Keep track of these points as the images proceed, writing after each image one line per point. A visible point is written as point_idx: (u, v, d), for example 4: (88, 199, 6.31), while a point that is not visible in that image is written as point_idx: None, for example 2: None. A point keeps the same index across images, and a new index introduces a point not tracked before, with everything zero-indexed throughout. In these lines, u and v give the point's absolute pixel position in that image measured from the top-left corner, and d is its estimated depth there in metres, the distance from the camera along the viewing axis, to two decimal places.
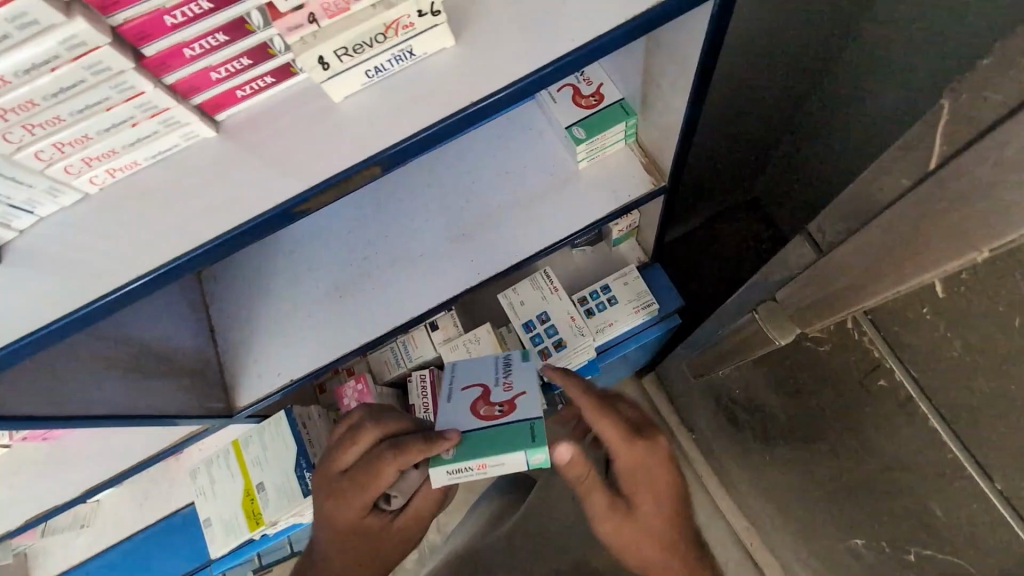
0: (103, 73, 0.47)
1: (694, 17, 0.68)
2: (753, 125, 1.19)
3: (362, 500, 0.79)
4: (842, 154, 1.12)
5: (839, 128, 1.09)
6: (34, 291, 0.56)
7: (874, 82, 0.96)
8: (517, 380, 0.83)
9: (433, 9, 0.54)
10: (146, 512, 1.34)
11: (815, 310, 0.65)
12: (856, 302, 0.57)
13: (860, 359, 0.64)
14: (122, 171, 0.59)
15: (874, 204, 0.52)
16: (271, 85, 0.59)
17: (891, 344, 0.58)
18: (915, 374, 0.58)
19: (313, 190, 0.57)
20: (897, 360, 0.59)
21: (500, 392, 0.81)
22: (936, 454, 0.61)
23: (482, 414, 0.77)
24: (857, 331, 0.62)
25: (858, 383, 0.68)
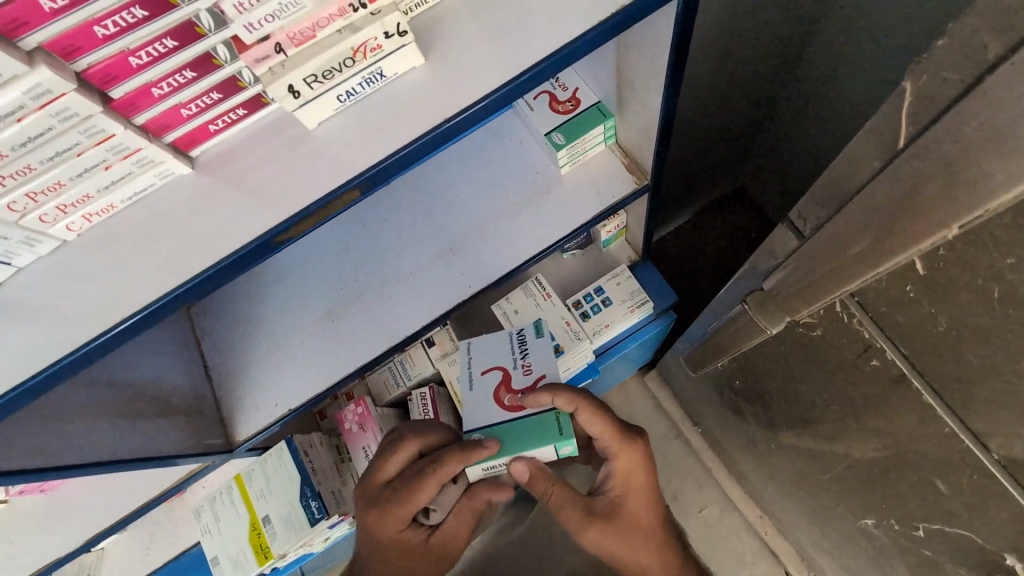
0: (71, 120, 0.47)
1: (660, 18, 0.69)
2: (729, 117, 1.20)
3: (403, 511, 0.83)
4: (817, 140, 1.13)
5: (811, 114, 1.10)
6: (18, 343, 0.56)
7: (841, 68, 0.97)
8: (535, 362, 0.89)
9: (399, 30, 0.54)
10: (154, 555, 1.31)
11: (804, 296, 0.65)
12: (842, 284, 0.58)
13: (852, 342, 0.64)
14: (99, 216, 0.58)
15: (849, 187, 0.52)
16: (243, 117, 0.59)
17: (881, 326, 0.59)
18: (905, 352, 0.58)
19: (293, 218, 0.56)
20: (887, 340, 0.59)
21: (521, 377, 0.88)
22: (934, 430, 0.61)
23: (507, 403, 0.86)
24: (847, 314, 0.61)
25: (852, 364, 0.68)
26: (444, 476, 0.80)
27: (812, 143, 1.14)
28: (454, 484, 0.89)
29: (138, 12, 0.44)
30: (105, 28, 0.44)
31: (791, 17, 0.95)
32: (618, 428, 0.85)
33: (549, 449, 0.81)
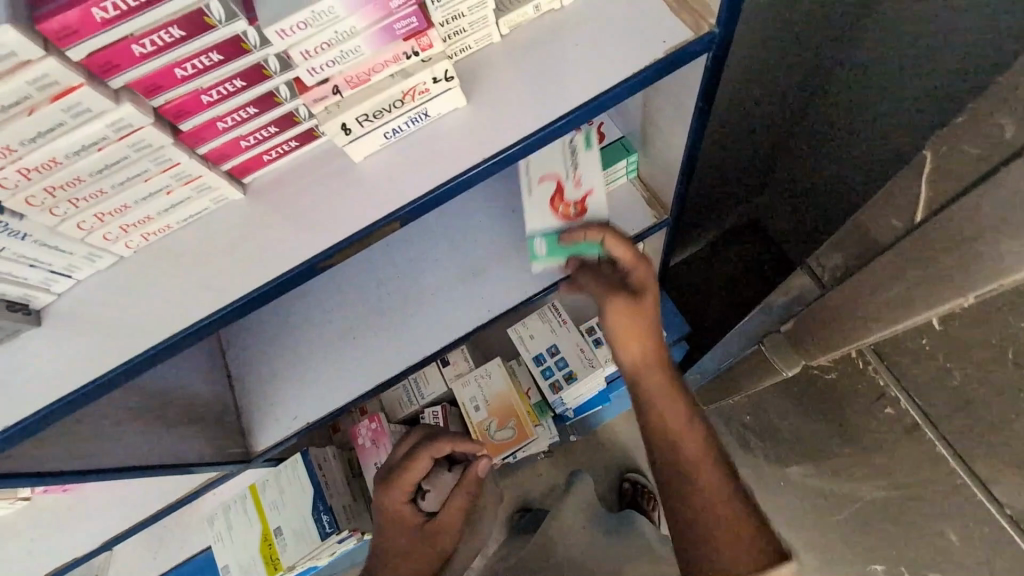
0: (144, 149, 0.51)
1: (688, 69, 0.72)
2: (748, 149, 1.18)
3: (402, 487, 0.90)
4: (838, 179, 1.11)
5: (834, 148, 1.08)
6: (72, 351, 0.59)
7: (857, 118, 1.00)
8: (587, 169, 0.84)
9: (447, 76, 0.58)
10: (162, 559, 1.33)
11: (821, 341, 0.68)
12: (862, 336, 0.59)
13: (867, 389, 0.66)
14: (156, 235, 0.62)
15: (873, 244, 0.55)
16: (294, 148, 0.63)
17: (897, 375, 0.61)
18: (919, 401, 0.60)
19: (336, 246, 0.60)
20: (903, 391, 0.61)
21: (573, 186, 0.84)
22: (944, 486, 0.61)
23: (561, 213, 0.83)
24: (862, 360, 0.65)
25: (865, 410, 0.69)
26: (438, 453, 0.89)
27: (830, 192, 1.14)
28: (450, 471, 1.00)
29: (215, 56, 0.48)
30: (184, 70, 0.48)
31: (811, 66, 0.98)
32: (637, 254, 0.82)
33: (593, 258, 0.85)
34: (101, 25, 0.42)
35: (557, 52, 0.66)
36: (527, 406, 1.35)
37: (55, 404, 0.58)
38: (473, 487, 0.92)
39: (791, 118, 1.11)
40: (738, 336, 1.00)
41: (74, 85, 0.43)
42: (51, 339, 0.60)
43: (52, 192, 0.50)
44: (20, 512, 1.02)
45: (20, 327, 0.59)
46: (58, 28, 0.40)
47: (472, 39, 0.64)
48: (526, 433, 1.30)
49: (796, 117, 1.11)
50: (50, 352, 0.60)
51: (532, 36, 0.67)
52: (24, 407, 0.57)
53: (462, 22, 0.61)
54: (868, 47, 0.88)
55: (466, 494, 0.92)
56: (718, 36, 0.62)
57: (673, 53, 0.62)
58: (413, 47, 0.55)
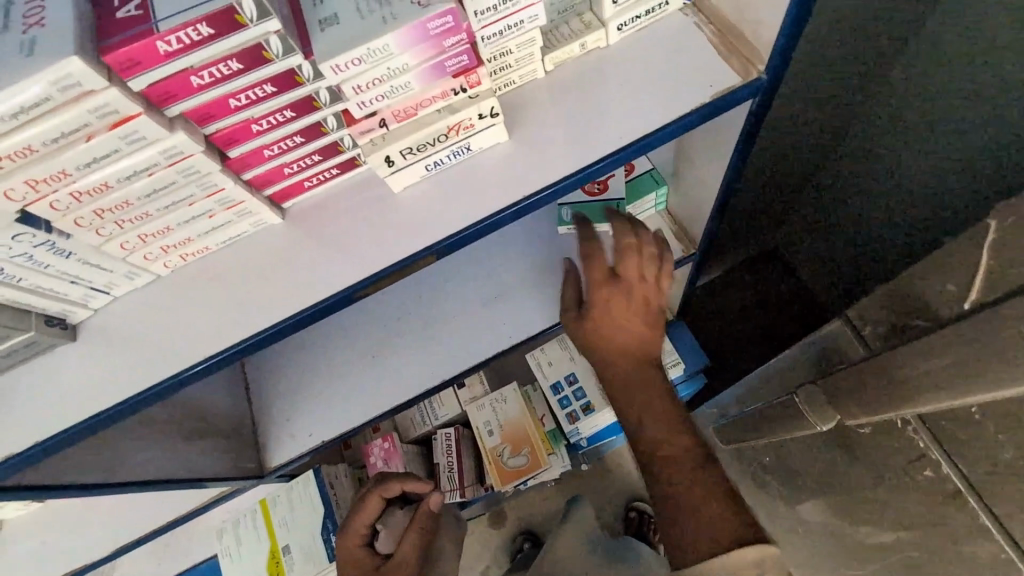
0: (192, 175, 0.51)
1: (732, 111, 0.72)
2: (778, 180, 1.14)
3: (355, 536, 0.85)
4: (875, 220, 1.08)
5: (874, 188, 1.05)
6: (106, 368, 0.60)
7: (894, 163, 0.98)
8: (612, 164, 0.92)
9: (492, 112, 0.58)
10: (165, 566, 1.33)
11: (859, 400, 0.65)
12: (909, 407, 0.58)
13: (905, 448, 0.68)
14: (193, 255, 0.63)
15: (932, 313, 0.60)
16: (335, 176, 0.64)
17: (936, 437, 0.63)
18: (963, 469, 0.60)
19: (373, 277, 0.60)
20: (943, 452, 0.62)
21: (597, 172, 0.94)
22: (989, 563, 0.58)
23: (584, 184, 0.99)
24: (905, 423, 0.67)
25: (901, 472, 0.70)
26: (389, 491, 0.86)
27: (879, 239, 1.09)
28: (403, 509, 0.93)
29: (269, 87, 0.48)
30: (238, 100, 0.48)
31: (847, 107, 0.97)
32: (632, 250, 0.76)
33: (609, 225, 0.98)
34: (163, 58, 0.42)
35: (600, 89, 0.66)
36: (541, 434, 1.32)
37: (86, 421, 0.58)
38: (427, 524, 0.84)
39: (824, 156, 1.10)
40: (770, 385, 0.99)
41: (132, 114, 0.44)
42: (85, 355, 0.61)
43: (101, 214, 0.50)
44: (33, 515, 1.02)
45: (56, 342, 0.60)
46: (122, 59, 0.41)
47: (518, 74, 0.64)
48: (539, 462, 1.27)
49: (826, 153, 1.09)
50: (82, 366, 0.60)
51: (576, 71, 0.67)
52: (56, 423, 0.57)
53: (509, 58, 0.61)
54: (909, 92, 0.87)
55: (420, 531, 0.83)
56: (765, 83, 0.62)
57: (720, 97, 0.62)
58: (462, 84, 0.55)
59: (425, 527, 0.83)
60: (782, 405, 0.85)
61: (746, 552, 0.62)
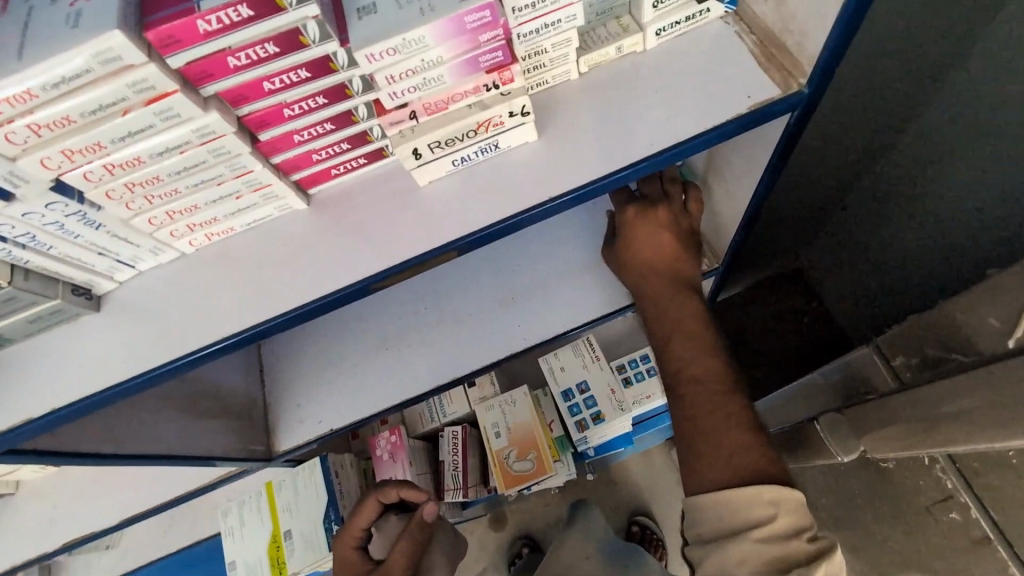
0: (223, 156, 0.52)
1: (768, 124, 0.71)
2: (813, 193, 1.12)
3: (350, 538, 0.86)
4: (910, 245, 1.04)
5: (911, 211, 1.01)
6: (126, 340, 0.61)
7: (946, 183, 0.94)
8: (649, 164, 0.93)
9: (523, 111, 0.57)
10: (172, 538, 1.36)
11: (887, 429, 0.63)
12: (942, 442, 0.55)
13: (932, 489, 0.69)
14: (218, 235, 0.63)
15: (980, 350, 0.57)
16: (362, 165, 0.64)
17: (966, 478, 0.65)
18: (993, 514, 0.62)
19: (390, 270, 0.59)
20: (973, 496, 0.64)
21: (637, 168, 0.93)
22: None
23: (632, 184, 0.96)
24: (931, 461, 0.69)
25: (920, 508, 0.71)
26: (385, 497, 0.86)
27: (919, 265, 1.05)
28: (397, 515, 0.91)
29: (303, 73, 0.49)
30: (272, 84, 0.49)
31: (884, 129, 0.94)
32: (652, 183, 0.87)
33: None
34: (202, 37, 0.42)
35: (634, 94, 0.64)
36: (548, 439, 1.31)
37: (102, 391, 0.59)
38: (420, 535, 0.84)
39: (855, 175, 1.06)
40: (787, 407, 0.96)
41: (168, 91, 0.44)
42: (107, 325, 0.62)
43: (132, 188, 0.51)
44: (49, 479, 1.05)
45: (82, 311, 0.61)
46: (162, 36, 0.41)
47: (552, 74, 0.64)
48: (545, 467, 1.25)
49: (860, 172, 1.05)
50: (102, 337, 0.61)
51: (610, 75, 0.66)
52: (75, 390, 0.58)
53: (544, 58, 0.60)
54: (952, 116, 0.85)
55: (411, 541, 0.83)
56: (806, 97, 0.61)
57: (758, 109, 0.60)
58: (495, 80, 0.55)
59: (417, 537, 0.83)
60: (803, 432, 0.82)
61: (765, 489, 0.60)
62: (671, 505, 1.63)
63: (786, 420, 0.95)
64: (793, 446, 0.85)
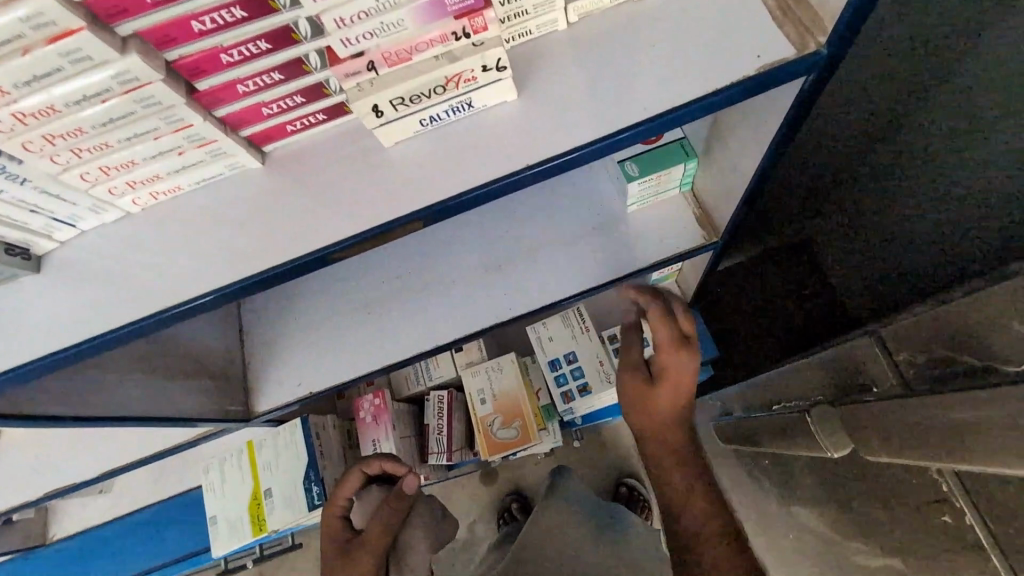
0: (153, 107, 0.46)
1: (781, 88, 0.64)
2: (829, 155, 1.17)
3: (332, 507, 0.85)
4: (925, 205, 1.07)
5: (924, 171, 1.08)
6: (67, 306, 0.57)
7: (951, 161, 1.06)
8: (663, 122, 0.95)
9: (499, 65, 0.50)
10: (161, 487, 1.39)
11: (885, 429, 0.58)
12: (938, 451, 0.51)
13: (925, 487, 0.64)
14: (164, 194, 0.58)
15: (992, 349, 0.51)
16: (322, 121, 0.58)
17: (964, 487, 0.58)
18: (988, 522, 0.56)
19: (351, 239, 0.54)
20: (968, 501, 0.58)
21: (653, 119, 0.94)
22: None
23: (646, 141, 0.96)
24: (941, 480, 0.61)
25: (916, 506, 0.66)
26: (368, 468, 0.85)
27: (929, 247, 1.06)
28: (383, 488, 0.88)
29: (237, 12, 0.42)
30: (202, 24, 0.42)
31: (883, 113, 1.12)
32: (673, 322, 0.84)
33: (680, 169, 0.91)
34: None
35: (631, 47, 0.58)
36: (534, 408, 1.29)
37: (41, 358, 0.55)
38: (399, 507, 0.81)
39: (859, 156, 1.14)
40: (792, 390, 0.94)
41: (74, 28, 0.38)
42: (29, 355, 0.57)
43: (52, 140, 0.45)
44: (28, 431, 1.05)
45: (18, 272, 0.57)
46: None
47: (536, 22, 0.57)
48: (529, 435, 1.24)
49: (865, 150, 1.13)
50: (42, 301, 0.57)
51: (604, 26, 0.59)
52: (14, 356, 0.55)
53: (525, 3, 0.53)
54: None
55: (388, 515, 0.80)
56: (824, 58, 0.53)
57: (767, 70, 0.53)
58: (465, 28, 0.48)
59: (396, 509, 0.81)
60: (794, 423, 0.78)
61: None
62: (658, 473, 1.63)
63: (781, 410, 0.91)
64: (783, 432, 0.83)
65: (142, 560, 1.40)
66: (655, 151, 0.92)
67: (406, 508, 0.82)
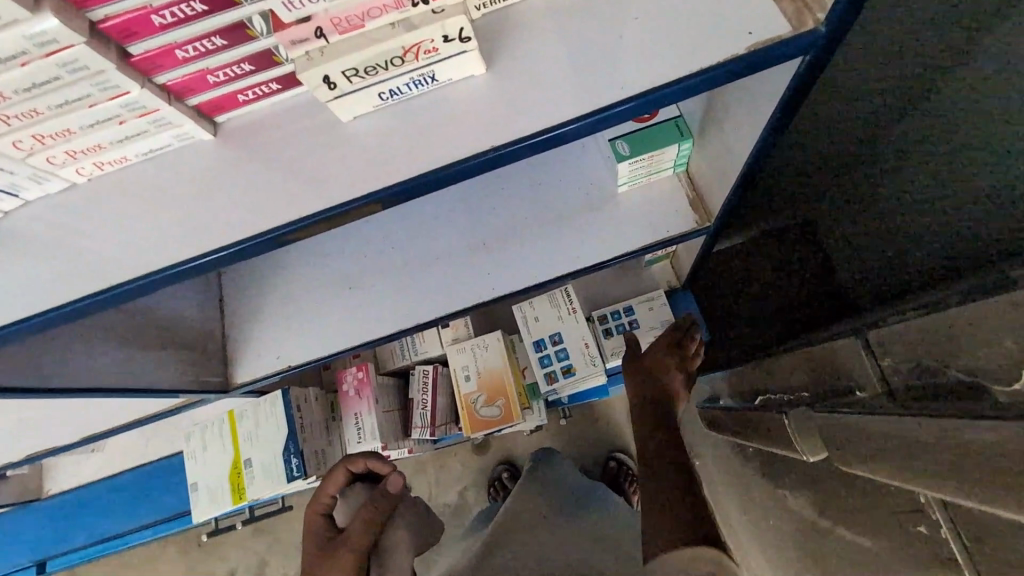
0: (80, 71, 0.42)
1: (777, 68, 0.59)
2: None
3: (315, 505, 0.79)
4: None
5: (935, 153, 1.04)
6: (12, 280, 0.55)
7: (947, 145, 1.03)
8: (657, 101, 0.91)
9: (462, 35, 0.46)
10: (150, 450, 1.41)
11: (864, 442, 0.55)
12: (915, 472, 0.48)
13: (905, 496, 0.61)
14: (112, 164, 0.56)
15: (979, 354, 0.49)
16: (277, 92, 0.54)
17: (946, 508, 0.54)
18: (968, 542, 0.51)
19: (303, 221, 0.51)
20: (947, 519, 0.54)
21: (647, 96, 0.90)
22: None
23: (639, 119, 0.92)
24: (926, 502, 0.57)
25: (892, 513, 0.64)
26: (354, 465, 0.81)
27: None
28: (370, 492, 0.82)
29: None
30: None
31: None
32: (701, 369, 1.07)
33: (673, 151, 0.88)
34: None
35: (613, 20, 0.53)
36: (518, 386, 1.28)
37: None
38: (381, 506, 0.74)
39: (895, 117, 0.77)
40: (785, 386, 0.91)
41: None
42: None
43: None
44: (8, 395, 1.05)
45: None
46: None
47: None
48: (512, 414, 1.22)
49: None
50: None
51: None
52: None
53: None
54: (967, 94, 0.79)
55: (370, 512, 0.73)
56: (823, 37, 0.48)
57: (758, 50, 0.49)
58: None
59: (378, 508, 0.73)
60: (775, 423, 0.77)
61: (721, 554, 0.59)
62: None
63: (763, 407, 0.88)
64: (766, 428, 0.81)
65: (123, 523, 1.40)
66: (648, 131, 0.88)
67: (388, 511, 0.74)
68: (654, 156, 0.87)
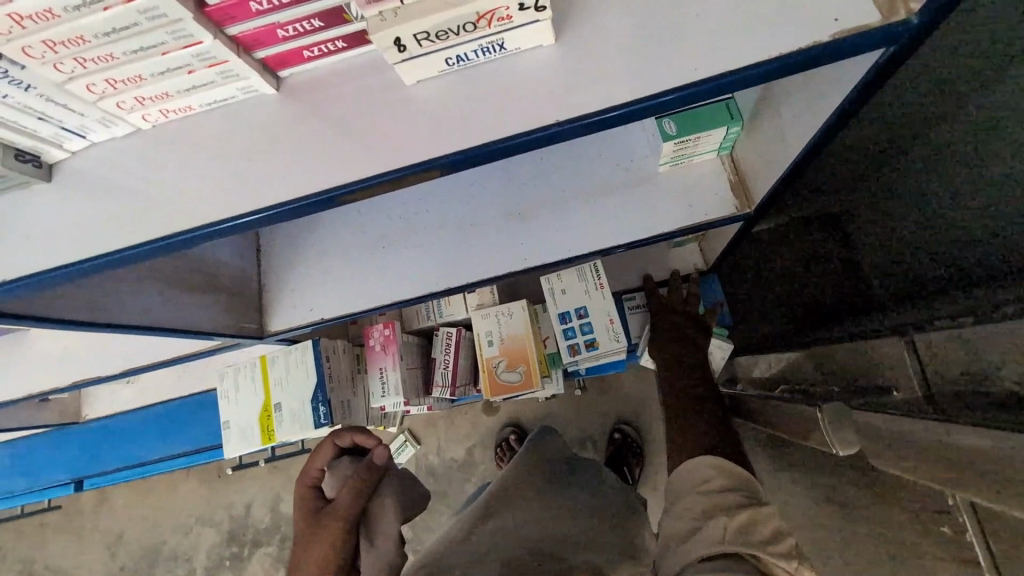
0: (158, 19, 0.43)
1: (854, 57, 0.57)
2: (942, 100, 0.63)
3: (304, 478, 0.80)
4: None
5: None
6: (79, 219, 0.56)
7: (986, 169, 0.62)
8: None
9: (537, 4, 0.46)
10: (183, 385, 1.47)
11: (903, 450, 0.55)
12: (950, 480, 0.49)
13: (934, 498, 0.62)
14: (176, 112, 0.56)
15: None
16: (341, 50, 0.54)
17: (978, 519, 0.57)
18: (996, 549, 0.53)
19: (361, 183, 0.52)
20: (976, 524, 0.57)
21: None
22: None
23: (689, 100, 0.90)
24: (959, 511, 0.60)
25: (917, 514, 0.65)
26: (340, 440, 0.82)
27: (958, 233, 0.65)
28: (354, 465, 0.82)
29: None
30: None
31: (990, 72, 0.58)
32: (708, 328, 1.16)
33: (720, 133, 0.86)
34: None
35: None
36: (539, 355, 1.30)
37: (58, 271, 0.55)
38: (368, 477, 0.75)
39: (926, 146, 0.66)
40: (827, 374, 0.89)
41: None
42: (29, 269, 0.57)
43: (53, 47, 0.43)
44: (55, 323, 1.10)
45: (30, 179, 0.57)
46: None
47: None
48: (532, 381, 1.24)
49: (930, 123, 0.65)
50: (55, 210, 0.57)
51: None
52: (28, 265, 0.55)
53: None
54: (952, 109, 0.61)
55: (356, 483, 0.74)
56: (914, 28, 0.46)
57: (843, 38, 0.47)
58: None
59: (363, 479, 0.75)
60: (806, 416, 0.76)
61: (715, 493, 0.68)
62: (657, 427, 1.65)
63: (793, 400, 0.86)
64: (795, 421, 0.81)
65: (152, 451, 1.48)
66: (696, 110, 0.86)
67: (375, 482, 0.76)
68: (700, 138, 0.85)
